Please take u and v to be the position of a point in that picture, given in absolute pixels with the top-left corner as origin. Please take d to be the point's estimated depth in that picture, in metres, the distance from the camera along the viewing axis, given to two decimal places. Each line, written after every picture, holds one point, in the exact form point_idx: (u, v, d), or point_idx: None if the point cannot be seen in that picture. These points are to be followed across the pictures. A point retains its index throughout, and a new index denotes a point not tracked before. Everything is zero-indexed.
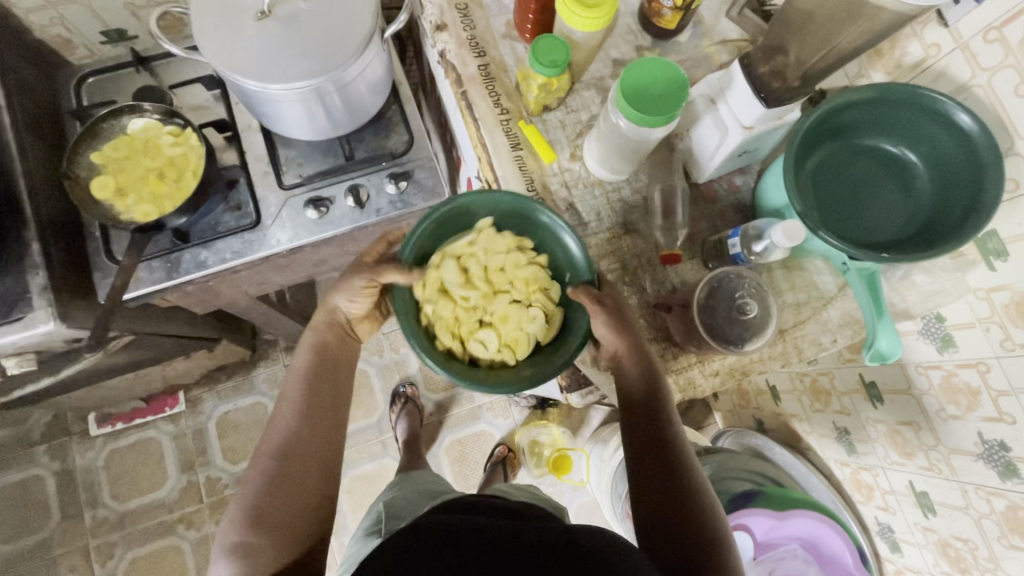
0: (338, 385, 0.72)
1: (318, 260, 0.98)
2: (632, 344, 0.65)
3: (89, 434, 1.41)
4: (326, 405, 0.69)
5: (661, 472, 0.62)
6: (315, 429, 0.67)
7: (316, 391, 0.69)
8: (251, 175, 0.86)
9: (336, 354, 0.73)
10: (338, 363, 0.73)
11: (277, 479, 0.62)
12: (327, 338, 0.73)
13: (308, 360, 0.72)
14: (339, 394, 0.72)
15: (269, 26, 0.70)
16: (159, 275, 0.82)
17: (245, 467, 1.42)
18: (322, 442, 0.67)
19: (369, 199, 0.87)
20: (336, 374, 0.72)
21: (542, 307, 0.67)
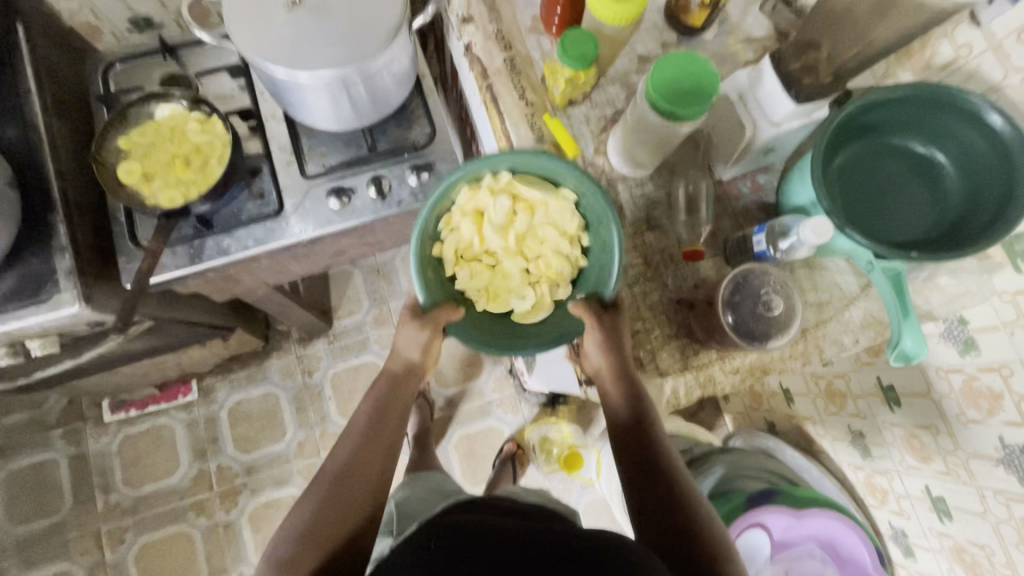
0: (401, 420, 0.73)
1: (337, 251, 0.98)
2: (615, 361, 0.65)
3: (103, 420, 1.42)
4: (386, 434, 0.70)
5: (659, 495, 0.61)
6: (374, 456, 0.68)
7: (379, 420, 0.71)
8: (274, 164, 0.87)
9: (401, 390, 0.74)
10: (400, 397, 0.74)
11: (329, 499, 0.64)
12: (397, 372, 0.75)
13: (378, 392, 0.74)
14: (401, 428, 0.73)
15: (299, 15, 0.71)
16: (182, 260, 0.83)
17: (256, 456, 1.43)
18: (379, 471, 0.68)
19: (390, 190, 0.87)
20: (399, 407, 0.73)
21: (537, 296, 0.72)
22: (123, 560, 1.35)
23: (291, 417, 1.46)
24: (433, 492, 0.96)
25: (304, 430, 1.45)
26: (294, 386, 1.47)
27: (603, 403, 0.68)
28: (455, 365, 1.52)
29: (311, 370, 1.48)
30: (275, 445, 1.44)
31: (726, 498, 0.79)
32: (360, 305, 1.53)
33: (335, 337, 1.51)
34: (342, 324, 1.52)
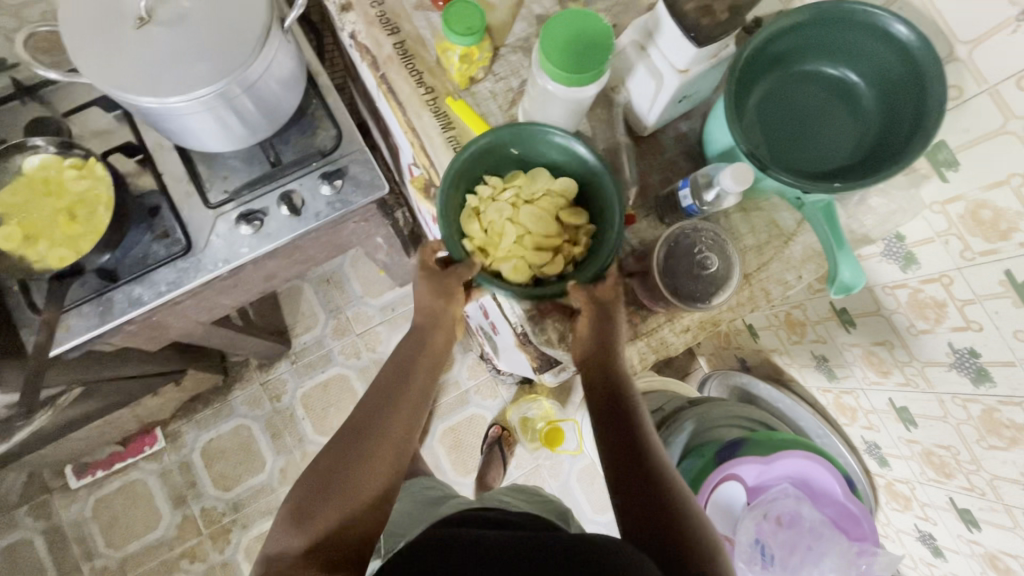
0: (427, 377, 0.71)
1: (266, 275, 0.92)
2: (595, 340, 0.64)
3: (71, 487, 1.36)
4: (409, 400, 0.69)
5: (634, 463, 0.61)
6: (394, 421, 0.66)
7: (402, 381, 0.69)
8: (173, 199, 0.80)
9: (427, 352, 0.72)
10: (423, 357, 0.71)
11: (340, 462, 0.63)
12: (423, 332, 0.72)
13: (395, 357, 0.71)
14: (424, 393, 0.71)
15: (153, 34, 0.64)
16: (92, 320, 0.76)
17: (239, 491, 1.39)
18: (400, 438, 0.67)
19: (304, 204, 0.82)
20: (426, 372, 0.71)
21: (544, 180, 0.67)
22: None
23: (267, 445, 1.42)
24: (415, 505, 0.88)
25: (283, 455, 1.41)
26: (264, 413, 1.43)
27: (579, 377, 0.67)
28: None
29: (278, 395, 1.44)
30: (257, 477, 1.40)
31: (699, 454, 0.81)
32: (317, 319, 1.48)
33: (297, 357, 1.46)
34: (301, 341, 1.47)
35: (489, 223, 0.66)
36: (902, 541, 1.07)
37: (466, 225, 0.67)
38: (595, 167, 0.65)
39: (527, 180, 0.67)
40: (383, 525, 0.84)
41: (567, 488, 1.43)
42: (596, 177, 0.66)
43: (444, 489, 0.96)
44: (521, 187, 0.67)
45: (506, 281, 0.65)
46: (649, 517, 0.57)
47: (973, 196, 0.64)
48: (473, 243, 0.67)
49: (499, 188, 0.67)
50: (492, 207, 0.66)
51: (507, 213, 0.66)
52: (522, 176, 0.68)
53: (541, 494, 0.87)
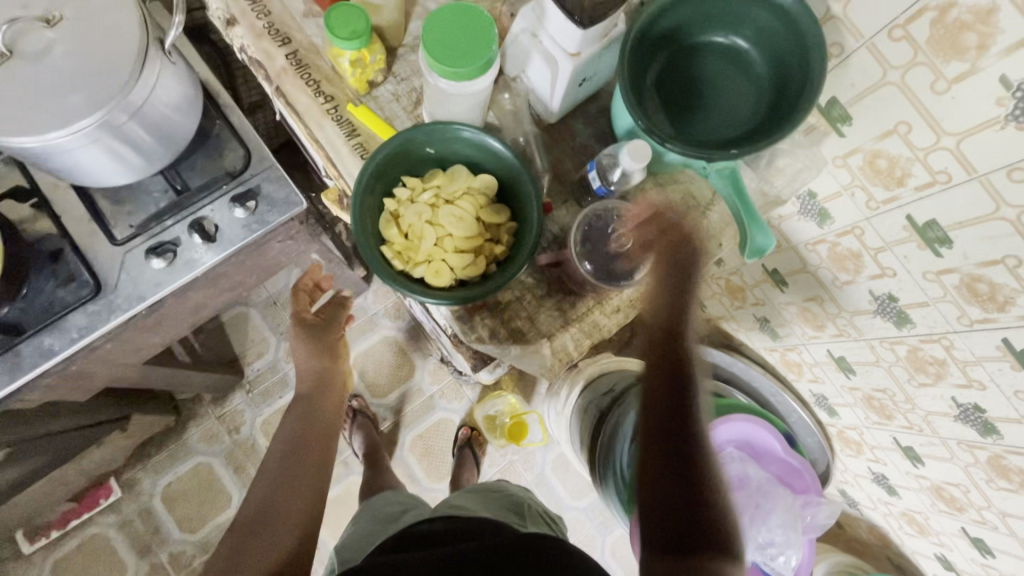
0: None
1: (193, 307, 0.89)
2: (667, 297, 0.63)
3: (24, 553, 1.30)
4: None
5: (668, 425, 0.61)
6: None
7: None
8: (75, 241, 0.76)
9: None
10: None
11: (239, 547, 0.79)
12: None
13: None
14: (323, 450, 0.97)
15: (17, 69, 0.60)
16: (0, 378, 0.72)
17: (207, 531, 1.35)
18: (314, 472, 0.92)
19: (219, 230, 0.79)
20: None
21: (461, 179, 0.66)
22: None
23: (231, 480, 1.37)
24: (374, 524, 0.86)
25: (249, 488, 1.37)
26: (224, 447, 1.38)
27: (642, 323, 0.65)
28: (387, 372, 1.48)
29: (237, 426, 1.40)
30: (224, 513, 1.36)
31: None
32: (268, 344, 1.44)
33: (251, 385, 1.42)
34: (255, 369, 1.42)
35: (408, 226, 0.65)
36: (860, 485, 1.11)
37: (385, 229, 0.65)
38: (509, 160, 0.65)
39: (444, 180, 0.66)
40: (342, 550, 0.83)
41: (542, 478, 1.43)
42: (513, 171, 0.65)
43: (404, 500, 0.95)
44: (439, 188, 0.66)
45: (430, 283, 0.64)
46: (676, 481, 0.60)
47: (868, 147, 0.66)
48: (392, 246, 0.65)
49: (418, 189, 0.66)
50: (411, 210, 0.65)
51: (426, 214, 0.65)
52: (438, 176, 0.67)
53: (499, 489, 0.86)
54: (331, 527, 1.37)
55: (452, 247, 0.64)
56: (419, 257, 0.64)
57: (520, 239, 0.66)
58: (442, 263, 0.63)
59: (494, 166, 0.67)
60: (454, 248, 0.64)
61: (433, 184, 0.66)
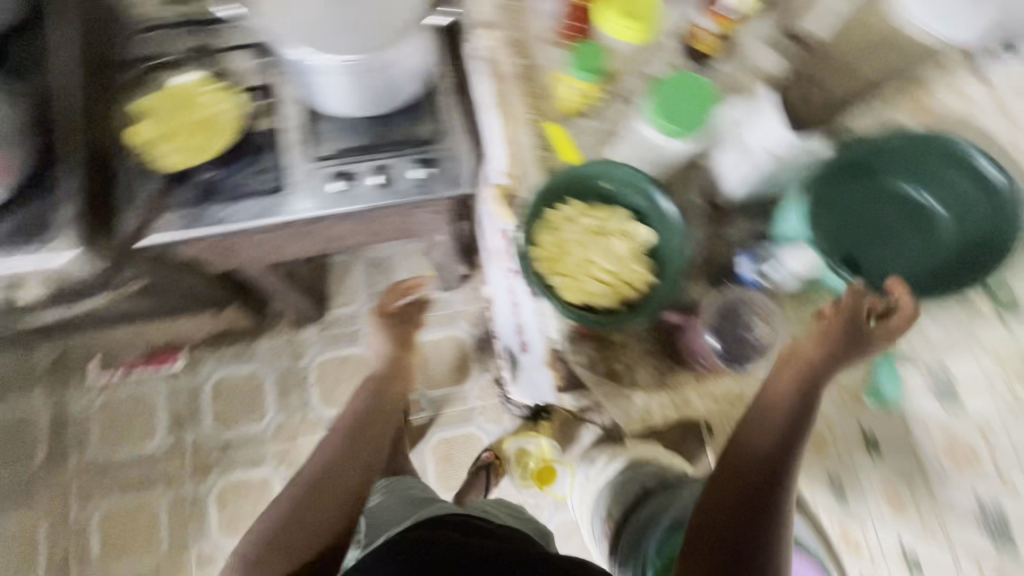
0: (381, 426, 1.04)
1: (335, 236, 0.99)
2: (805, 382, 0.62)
3: (88, 380, 1.43)
4: (370, 434, 1.02)
5: (752, 493, 0.63)
6: (358, 449, 0.99)
7: (363, 426, 1.02)
8: (282, 143, 0.88)
9: (386, 397, 1.09)
10: (379, 412, 1.06)
11: (312, 501, 0.90)
12: (380, 388, 1.10)
13: (359, 408, 1.05)
14: (381, 433, 1.03)
15: (322, 1, 0.74)
16: (178, 224, 0.83)
17: (232, 434, 1.43)
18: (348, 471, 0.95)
19: (393, 180, 0.88)
20: (380, 418, 1.05)
21: (621, 219, 0.70)
22: (90, 524, 1.36)
23: (272, 399, 1.45)
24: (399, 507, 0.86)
25: (284, 414, 1.45)
26: (280, 368, 1.48)
27: (776, 379, 0.64)
28: (443, 368, 1.52)
29: (298, 355, 1.49)
30: (253, 426, 1.43)
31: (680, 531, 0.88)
32: (356, 297, 1.54)
33: (326, 326, 1.51)
34: (336, 313, 1.52)
35: (561, 240, 0.70)
36: None
37: (538, 234, 0.71)
38: (672, 220, 0.69)
39: (607, 213, 0.71)
40: (373, 516, 0.84)
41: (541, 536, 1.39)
42: (672, 228, 0.69)
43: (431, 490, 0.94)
44: (601, 219, 0.71)
45: (560, 298, 0.68)
46: (731, 541, 0.62)
47: None
48: (542, 253, 0.70)
49: (581, 212, 0.71)
50: (567, 227, 0.70)
51: (580, 237, 0.70)
52: (602, 207, 0.71)
53: (520, 512, 0.88)
54: None
55: (592, 273, 0.69)
56: (557, 273, 0.69)
57: (661, 292, 0.68)
58: (577, 285, 0.68)
59: (655, 217, 0.70)
60: (593, 276, 0.69)
61: (596, 213, 0.71)
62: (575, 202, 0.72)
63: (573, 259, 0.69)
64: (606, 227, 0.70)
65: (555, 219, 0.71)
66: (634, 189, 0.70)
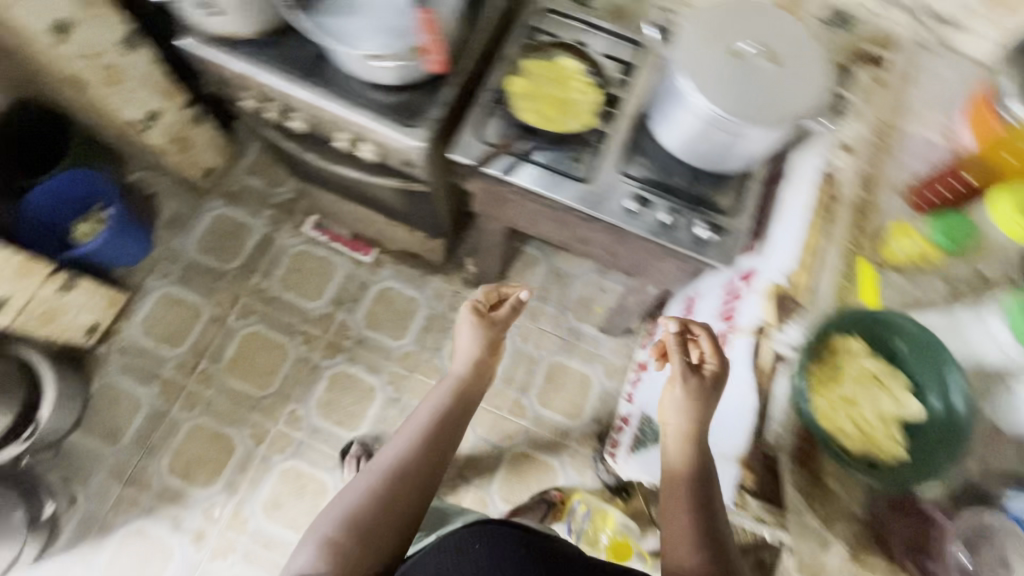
0: (456, 433, 0.86)
1: (583, 238, 1.06)
2: (688, 444, 0.77)
3: (301, 227, 1.65)
4: (441, 449, 0.82)
5: None
6: (425, 468, 0.79)
7: (434, 435, 0.83)
8: (605, 146, 0.97)
9: (455, 406, 0.88)
10: (448, 424, 0.85)
11: (373, 519, 0.73)
12: (461, 389, 0.90)
13: (436, 406, 0.87)
14: (451, 447, 0.84)
15: (731, 60, 0.82)
16: (494, 163, 0.94)
17: (371, 336, 1.56)
18: (427, 472, 0.79)
19: (674, 225, 0.93)
20: (448, 430, 0.85)
21: (902, 386, 0.77)
22: (234, 335, 1.54)
23: (416, 329, 1.57)
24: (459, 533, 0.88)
25: (417, 346, 1.56)
26: (436, 309, 1.59)
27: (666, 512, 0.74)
28: (562, 396, 1.54)
29: (456, 307, 1.60)
30: (389, 339, 1.56)
31: None
32: (527, 290, 1.62)
33: None
34: None
35: (840, 367, 0.78)
36: None
37: (823, 351, 0.80)
38: (960, 415, 0.74)
39: (890, 373, 0.78)
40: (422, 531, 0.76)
41: None
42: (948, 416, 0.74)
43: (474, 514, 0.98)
44: (882, 373, 0.78)
45: (814, 411, 0.77)
46: None
47: None
48: (819, 368, 0.79)
49: (870, 359, 0.78)
50: (852, 363, 0.78)
51: (856, 376, 0.78)
52: (889, 366, 0.78)
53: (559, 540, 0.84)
54: None
55: (851, 411, 0.77)
56: (822, 392, 0.78)
57: (911, 473, 0.74)
58: (835, 411, 0.77)
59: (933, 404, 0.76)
60: (850, 413, 0.77)
61: (881, 366, 0.78)
62: (867, 347, 0.79)
63: (843, 388, 0.77)
64: (884, 383, 0.77)
65: (844, 350, 0.79)
66: (931, 369, 0.76)
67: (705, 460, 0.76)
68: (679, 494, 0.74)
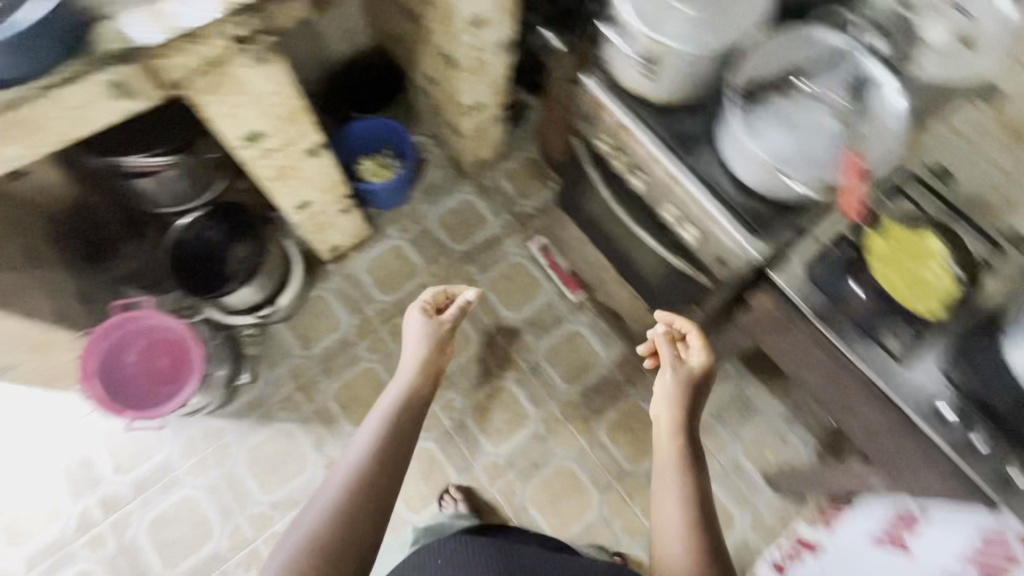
0: (416, 427, 0.85)
1: (847, 410, 0.99)
2: (678, 430, 0.85)
3: (528, 241, 1.73)
4: (402, 448, 0.81)
5: None
6: (381, 475, 0.76)
7: (395, 437, 0.81)
8: (935, 337, 0.89)
9: (410, 402, 0.87)
10: (406, 424, 0.84)
11: (341, 535, 0.70)
12: (417, 386, 0.90)
13: (394, 407, 0.85)
14: (410, 441, 0.83)
15: None
16: (810, 302, 0.93)
17: (548, 369, 1.59)
18: (381, 477, 0.76)
19: (982, 452, 0.84)
20: (408, 429, 0.83)
21: None
22: None
23: (589, 383, 1.57)
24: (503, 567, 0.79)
25: (584, 400, 1.56)
26: (616, 375, 1.58)
27: None
28: None
29: (633, 383, 1.57)
30: (563, 381, 1.58)
31: None
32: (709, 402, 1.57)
33: None
34: None
35: None
36: None
37: None
38: None
39: None
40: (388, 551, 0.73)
41: None
42: None
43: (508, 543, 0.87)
44: None
45: None
46: None
47: None
48: None
49: None
50: None
51: None
52: None
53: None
54: (553, 479, 1.48)
55: None
56: None
57: None
58: None
59: None
60: None
61: None
62: None
63: None
64: None
65: None
66: None
67: (693, 443, 0.84)
68: (667, 481, 0.80)
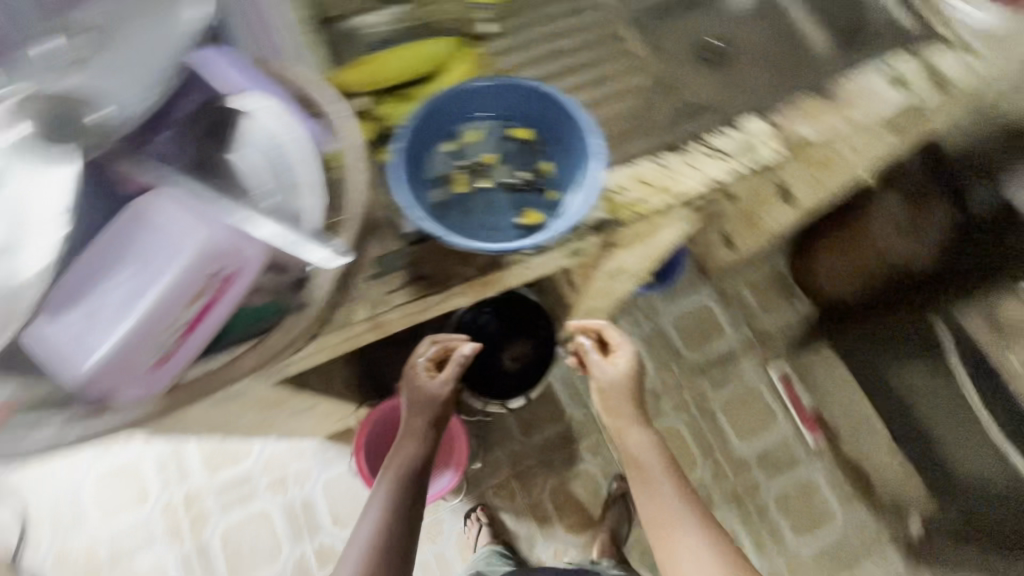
0: (420, 485, 0.88)
1: None
2: (636, 430, 0.92)
3: (768, 366, 1.60)
4: (407, 512, 0.85)
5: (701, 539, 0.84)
6: (395, 546, 0.82)
7: (395, 502, 0.85)
8: None
9: (409, 461, 0.89)
10: (405, 484, 0.87)
11: None
12: (406, 437, 0.91)
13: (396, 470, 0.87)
14: (416, 503, 0.87)
15: None
16: None
17: (777, 518, 1.48)
18: (398, 540, 0.82)
19: None
20: (408, 490, 0.87)
21: None
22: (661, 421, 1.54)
23: (822, 543, 1.46)
24: None
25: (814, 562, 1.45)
26: (852, 540, 1.47)
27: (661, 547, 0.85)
28: None
29: (870, 553, 1.46)
30: (792, 535, 1.47)
31: None
32: None
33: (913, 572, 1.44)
34: None
35: None
36: None
37: None
38: None
39: None
40: None
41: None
42: None
43: None
44: None
45: None
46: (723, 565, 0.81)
47: None
48: None
49: None
50: None
51: None
52: None
53: None
54: None
55: None
56: None
57: None
58: None
59: None
60: None
61: None
62: None
63: None
64: None
65: None
66: None
67: (651, 427, 0.93)
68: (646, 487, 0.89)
